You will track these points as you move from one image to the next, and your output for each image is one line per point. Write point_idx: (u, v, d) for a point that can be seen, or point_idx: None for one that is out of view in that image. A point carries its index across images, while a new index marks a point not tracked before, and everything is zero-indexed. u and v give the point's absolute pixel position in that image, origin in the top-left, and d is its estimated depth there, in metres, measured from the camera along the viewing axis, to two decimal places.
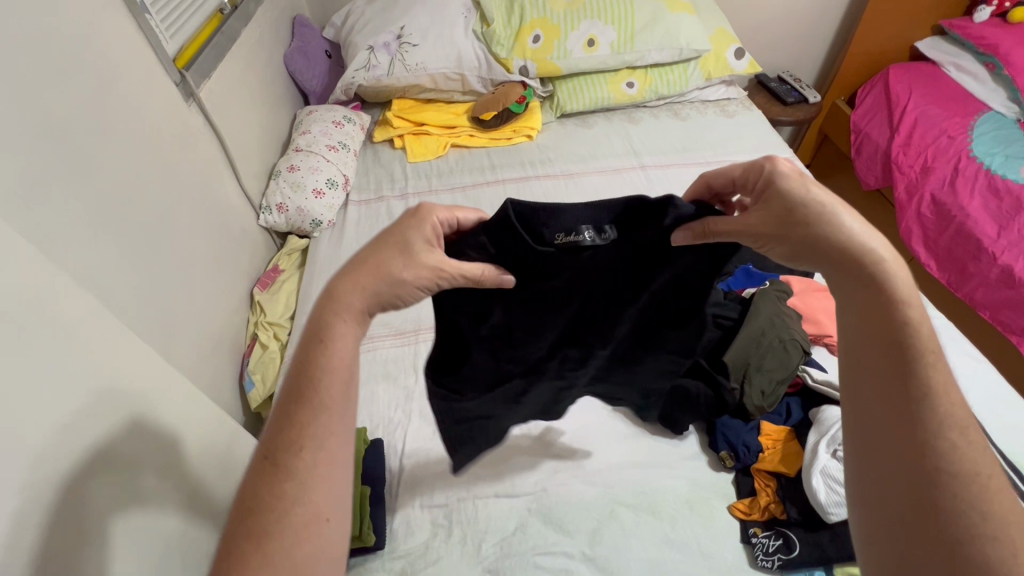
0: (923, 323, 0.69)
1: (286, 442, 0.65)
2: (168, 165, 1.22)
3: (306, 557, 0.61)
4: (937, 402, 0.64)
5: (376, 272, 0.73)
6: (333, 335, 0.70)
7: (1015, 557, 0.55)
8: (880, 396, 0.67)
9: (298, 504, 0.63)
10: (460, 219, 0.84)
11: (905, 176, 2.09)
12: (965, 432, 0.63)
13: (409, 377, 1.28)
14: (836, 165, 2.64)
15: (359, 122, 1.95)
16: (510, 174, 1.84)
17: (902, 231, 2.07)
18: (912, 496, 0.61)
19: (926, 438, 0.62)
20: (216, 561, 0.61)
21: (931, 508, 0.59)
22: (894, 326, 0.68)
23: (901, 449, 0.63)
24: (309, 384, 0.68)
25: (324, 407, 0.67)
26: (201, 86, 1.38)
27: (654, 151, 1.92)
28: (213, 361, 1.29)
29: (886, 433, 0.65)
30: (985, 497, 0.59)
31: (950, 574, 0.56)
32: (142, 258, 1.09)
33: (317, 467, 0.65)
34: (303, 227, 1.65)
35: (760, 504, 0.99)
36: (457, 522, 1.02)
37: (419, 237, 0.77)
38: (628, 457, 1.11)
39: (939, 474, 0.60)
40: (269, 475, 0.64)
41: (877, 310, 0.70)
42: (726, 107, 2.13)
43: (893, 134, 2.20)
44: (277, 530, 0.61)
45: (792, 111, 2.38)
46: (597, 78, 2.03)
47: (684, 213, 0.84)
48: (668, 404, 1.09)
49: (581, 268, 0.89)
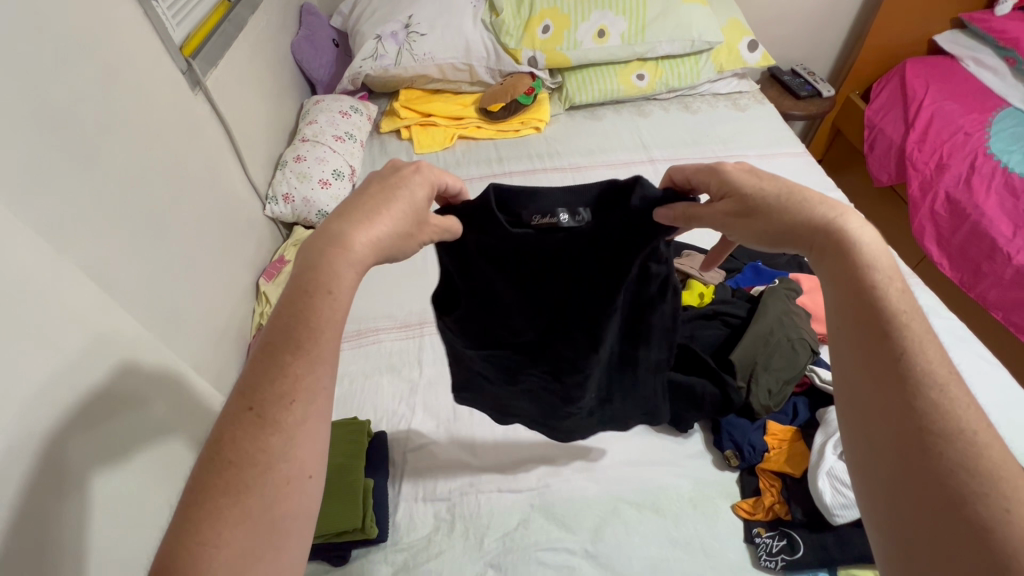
0: (896, 284, 0.64)
1: (274, 393, 0.60)
2: (174, 155, 1.22)
3: (283, 516, 0.58)
4: (915, 360, 0.59)
5: (389, 219, 0.70)
6: (340, 285, 0.64)
7: (1010, 514, 0.49)
8: (859, 363, 0.62)
9: (282, 461, 0.59)
10: (448, 184, 0.80)
11: (919, 173, 2.06)
12: (947, 389, 0.57)
13: (413, 369, 1.27)
14: (848, 160, 2.60)
15: (366, 113, 1.94)
16: (518, 167, 1.83)
17: (914, 228, 2.05)
18: (900, 461, 0.56)
19: (909, 405, 0.57)
20: (186, 513, 0.56)
21: (918, 471, 0.54)
22: (863, 290, 0.64)
23: (884, 414, 0.58)
24: (306, 332, 0.62)
25: (320, 360, 0.63)
26: (208, 74, 1.37)
27: (663, 145, 1.90)
28: (219, 351, 1.30)
29: (869, 399, 0.60)
30: (973, 454, 0.53)
31: (947, 540, 0.50)
32: (148, 249, 1.09)
33: (300, 423, 0.61)
34: (309, 218, 1.65)
35: (764, 505, 0.99)
36: (460, 516, 1.02)
37: (422, 195, 0.74)
38: (632, 455, 1.10)
39: (924, 435, 0.55)
40: (256, 424, 0.59)
41: (843, 276, 0.66)
42: (738, 100, 2.09)
43: (907, 129, 2.16)
44: (256, 486, 0.57)
45: (805, 105, 2.34)
46: (607, 70, 2.01)
47: (651, 195, 0.77)
48: (674, 404, 1.08)
49: (558, 252, 0.84)
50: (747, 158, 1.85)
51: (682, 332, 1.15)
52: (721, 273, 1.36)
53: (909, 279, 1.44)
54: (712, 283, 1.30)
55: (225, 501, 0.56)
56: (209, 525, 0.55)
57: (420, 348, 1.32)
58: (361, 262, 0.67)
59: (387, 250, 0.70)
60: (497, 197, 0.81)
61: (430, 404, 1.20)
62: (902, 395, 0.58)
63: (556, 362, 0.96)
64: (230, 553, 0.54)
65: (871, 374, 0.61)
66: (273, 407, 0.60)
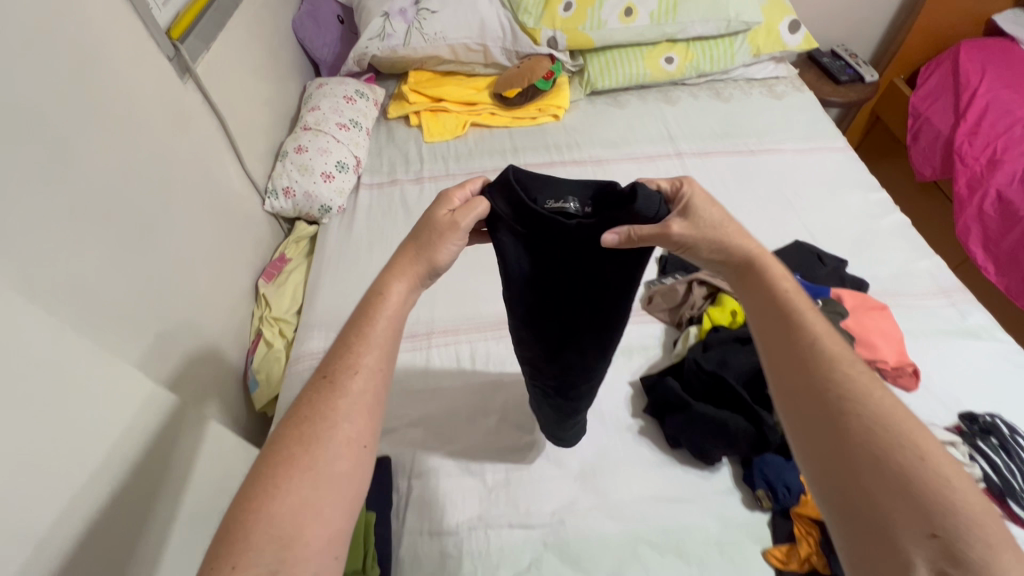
0: (796, 289, 0.76)
1: (338, 365, 0.69)
2: (163, 153, 1.12)
3: (342, 474, 0.63)
4: (824, 345, 0.69)
5: (411, 252, 0.77)
6: (389, 288, 0.74)
7: (920, 454, 0.59)
8: (781, 355, 0.71)
9: (344, 420, 0.65)
10: (472, 191, 0.83)
11: (968, 168, 1.89)
12: (852, 364, 0.67)
13: (419, 385, 1.19)
14: (887, 150, 2.43)
15: (372, 97, 1.81)
16: (534, 158, 1.70)
17: (958, 229, 1.90)
18: (832, 428, 0.63)
19: (854, 416, 0.63)
20: (249, 481, 0.61)
21: (845, 432, 0.63)
22: (775, 297, 0.75)
23: (809, 390, 0.67)
24: (368, 320, 0.72)
25: (377, 342, 0.71)
26: (198, 59, 1.25)
27: (692, 136, 1.75)
28: (216, 361, 1.22)
29: (796, 384, 0.68)
30: (885, 411, 0.62)
31: (879, 481, 0.59)
32: (132, 259, 1.00)
33: (359, 391, 0.67)
34: (312, 213, 1.55)
35: (800, 555, 0.90)
36: (468, 554, 0.96)
37: (441, 209, 0.78)
38: (653, 491, 1.02)
39: (842, 403, 0.64)
40: (327, 385, 0.67)
41: (757, 286, 0.77)
42: (774, 86, 1.93)
43: (957, 120, 1.98)
44: (323, 441, 0.63)
45: (844, 91, 2.16)
46: (633, 52, 1.85)
47: (646, 211, 0.75)
48: (704, 439, 0.99)
49: (568, 239, 0.80)
50: (784, 152, 1.70)
51: (713, 357, 1.06)
52: None
53: (960, 295, 1.32)
54: None
55: (292, 455, 0.62)
56: (277, 476, 0.60)
57: (427, 362, 1.23)
58: (411, 279, 0.76)
59: (427, 265, 0.76)
60: (518, 180, 0.79)
61: (437, 425, 1.12)
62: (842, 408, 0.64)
63: (565, 366, 0.92)
64: (289, 505, 0.59)
65: (816, 393, 0.66)
66: (340, 377, 0.67)
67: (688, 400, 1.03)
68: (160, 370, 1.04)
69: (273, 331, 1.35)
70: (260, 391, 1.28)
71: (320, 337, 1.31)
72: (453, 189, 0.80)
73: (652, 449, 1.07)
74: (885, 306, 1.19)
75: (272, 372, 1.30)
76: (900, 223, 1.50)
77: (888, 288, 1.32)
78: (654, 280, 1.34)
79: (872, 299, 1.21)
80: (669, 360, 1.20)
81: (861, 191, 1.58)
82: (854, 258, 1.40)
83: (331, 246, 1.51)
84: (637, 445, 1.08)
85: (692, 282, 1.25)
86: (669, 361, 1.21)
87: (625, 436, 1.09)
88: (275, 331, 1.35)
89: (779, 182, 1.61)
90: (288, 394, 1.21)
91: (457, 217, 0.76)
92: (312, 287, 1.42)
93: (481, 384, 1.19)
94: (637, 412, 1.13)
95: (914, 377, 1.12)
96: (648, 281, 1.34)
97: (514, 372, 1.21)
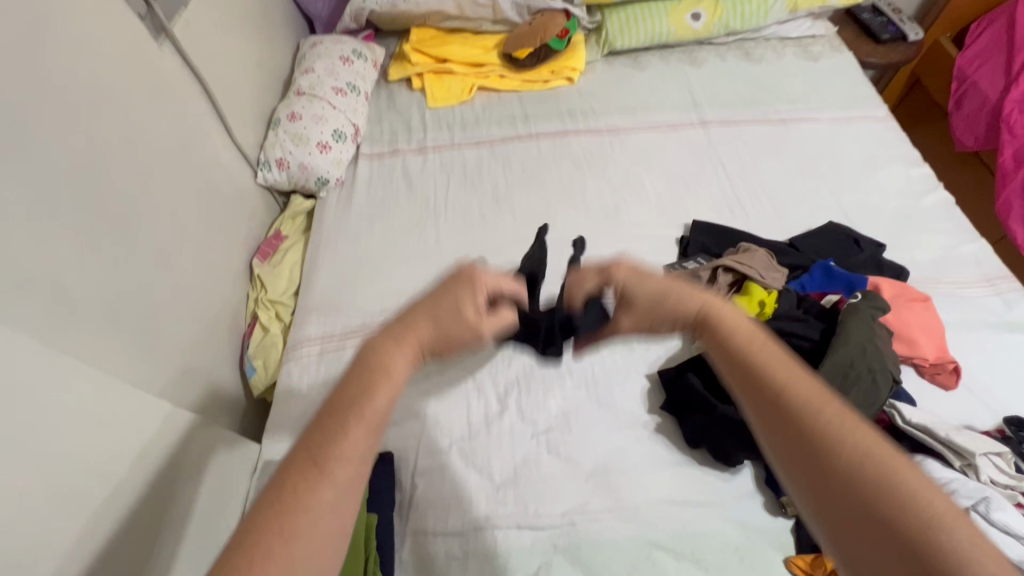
0: (742, 330, 0.64)
1: (350, 397, 0.61)
2: (134, 123, 1.02)
3: (337, 531, 0.55)
4: (792, 400, 0.56)
5: (432, 325, 0.69)
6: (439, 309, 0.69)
7: (916, 499, 0.47)
8: (765, 426, 0.57)
9: (348, 468, 0.56)
10: (504, 287, 0.79)
11: (1015, 139, 1.73)
12: (833, 406, 0.54)
13: (423, 376, 1.13)
14: (926, 117, 2.26)
15: (371, 58, 1.68)
16: (546, 127, 1.58)
17: (1000, 205, 1.75)
18: (842, 515, 0.50)
19: (800, 419, 0.54)
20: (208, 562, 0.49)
21: (862, 514, 0.48)
22: (733, 353, 0.63)
23: (793, 458, 0.54)
24: (382, 364, 0.64)
25: (390, 380, 0.63)
26: (174, 19, 1.15)
27: (718, 103, 1.61)
28: (209, 347, 1.16)
29: (783, 458, 0.55)
30: (869, 455, 0.50)
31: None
32: (102, 243, 0.92)
33: (371, 424, 0.59)
34: (307, 186, 1.45)
35: (826, 567, 0.85)
36: (473, 557, 0.91)
37: (472, 304, 0.72)
38: (669, 493, 0.96)
39: (830, 467, 0.51)
40: (344, 421, 0.58)
41: (714, 326, 0.67)
42: (810, 46, 1.76)
43: (1009, 86, 1.81)
44: (321, 490, 0.54)
45: (885, 51, 1.98)
46: (655, 8, 1.69)
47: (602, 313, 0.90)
48: (725, 443, 0.93)
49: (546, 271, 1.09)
50: (818, 120, 1.57)
51: None
52: (784, 273, 1.15)
53: (1008, 283, 1.21)
54: (774, 289, 1.10)
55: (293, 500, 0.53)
56: (271, 534, 0.51)
57: None
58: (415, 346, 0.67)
59: (439, 338, 0.69)
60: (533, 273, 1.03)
61: (442, 418, 1.07)
62: (785, 410, 0.55)
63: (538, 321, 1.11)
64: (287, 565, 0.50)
65: (757, 393, 0.58)
66: (351, 414, 0.59)
67: (711, 401, 0.96)
68: (145, 361, 0.98)
69: (269, 315, 1.29)
70: (256, 377, 1.22)
71: (318, 321, 1.24)
72: (484, 275, 0.75)
73: (669, 448, 1.01)
74: (927, 298, 1.10)
75: (269, 358, 1.23)
76: (944, 202, 1.38)
77: (929, 276, 1.22)
78: (675, 264, 1.25)
79: (914, 289, 1.12)
80: (689, 352, 1.13)
81: (901, 165, 1.45)
82: (892, 241, 1.29)
83: (329, 222, 1.42)
84: (653, 444, 1.02)
85: (717, 269, 1.15)
86: (688, 353, 1.13)
87: (639, 432, 1.03)
88: (271, 315, 1.29)
89: (811, 156, 1.48)
90: (286, 383, 1.15)
91: (482, 319, 0.72)
92: (309, 267, 1.34)
93: (489, 377, 1.12)
94: (653, 408, 1.06)
95: (954, 375, 1.03)
96: (668, 266, 1.26)
97: (523, 363, 1.13)
